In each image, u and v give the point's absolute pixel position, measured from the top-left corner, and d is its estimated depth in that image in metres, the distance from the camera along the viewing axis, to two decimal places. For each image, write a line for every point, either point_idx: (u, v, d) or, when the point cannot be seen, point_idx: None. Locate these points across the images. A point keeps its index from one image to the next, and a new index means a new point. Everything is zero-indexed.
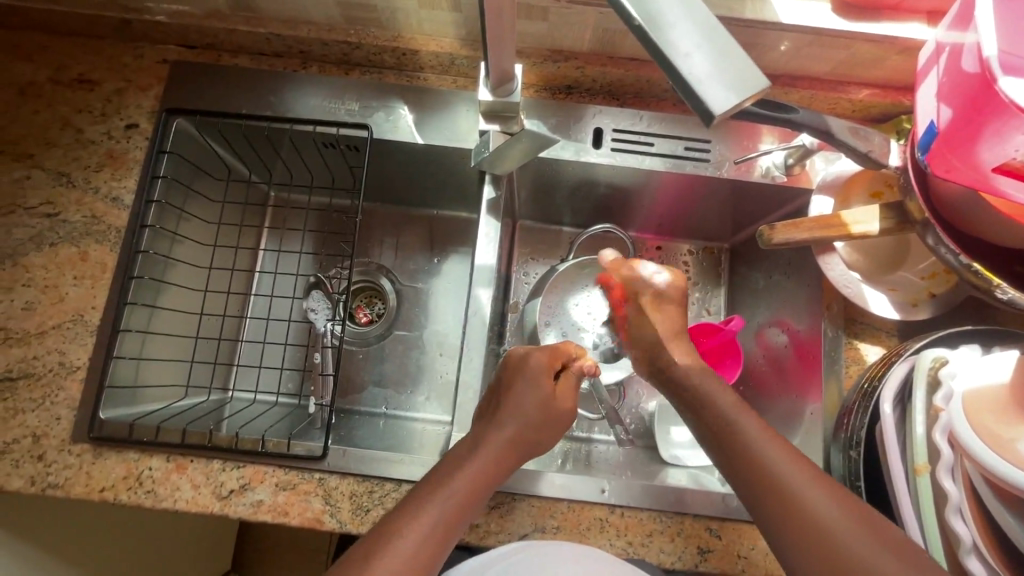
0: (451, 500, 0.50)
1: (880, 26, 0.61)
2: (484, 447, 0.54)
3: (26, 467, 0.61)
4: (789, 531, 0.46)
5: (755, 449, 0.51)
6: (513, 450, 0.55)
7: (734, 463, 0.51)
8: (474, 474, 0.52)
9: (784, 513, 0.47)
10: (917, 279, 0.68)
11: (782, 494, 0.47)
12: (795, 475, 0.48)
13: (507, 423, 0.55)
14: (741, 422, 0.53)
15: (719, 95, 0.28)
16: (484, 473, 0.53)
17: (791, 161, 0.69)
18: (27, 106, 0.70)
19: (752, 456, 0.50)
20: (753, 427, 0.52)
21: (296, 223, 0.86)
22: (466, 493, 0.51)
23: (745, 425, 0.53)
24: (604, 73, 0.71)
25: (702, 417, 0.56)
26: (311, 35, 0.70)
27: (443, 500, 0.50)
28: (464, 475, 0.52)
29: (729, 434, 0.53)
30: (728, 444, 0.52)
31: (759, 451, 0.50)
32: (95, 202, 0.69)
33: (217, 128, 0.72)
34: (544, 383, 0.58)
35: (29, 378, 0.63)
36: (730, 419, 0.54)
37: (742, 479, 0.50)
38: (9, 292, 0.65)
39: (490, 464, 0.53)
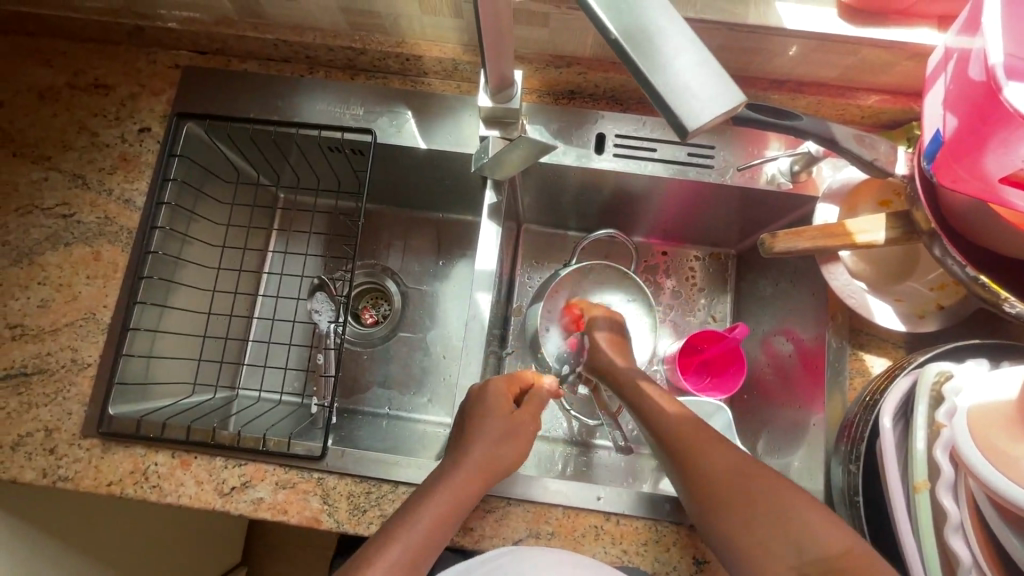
0: (436, 523, 0.53)
1: (888, 31, 0.60)
2: (465, 464, 0.56)
3: (38, 460, 0.63)
4: (746, 542, 0.50)
5: (717, 465, 0.54)
6: (496, 464, 0.57)
7: (695, 483, 0.54)
8: (460, 488, 0.55)
9: (746, 526, 0.50)
10: (925, 290, 0.67)
11: (743, 509, 0.51)
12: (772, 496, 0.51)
13: (483, 434, 0.58)
14: (696, 441, 0.56)
15: (695, 108, 0.28)
16: (462, 490, 0.55)
17: (797, 167, 0.68)
18: (46, 110, 0.73)
19: (714, 474, 0.53)
20: (710, 446, 0.55)
21: (303, 224, 0.88)
22: (444, 506, 0.53)
23: (707, 446, 0.55)
24: (607, 79, 0.70)
25: (664, 440, 0.59)
26: (317, 41, 0.71)
27: (426, 516, 0.52)
28: (447, 487, 0.55)
29: (686, 457, 0.56)
30: (686, 465, 0.55)
31: (721, 467, 0.54)
32: (108, 203, 0.71)
33: (226, 131, 0.73)
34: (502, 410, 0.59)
35: (44, 373, 0.65)
36: (687, 446, 0.56)
37: (702, 495, 0.53)
38: (26, 290, 0.68)
39: (472, 477, 0.55)
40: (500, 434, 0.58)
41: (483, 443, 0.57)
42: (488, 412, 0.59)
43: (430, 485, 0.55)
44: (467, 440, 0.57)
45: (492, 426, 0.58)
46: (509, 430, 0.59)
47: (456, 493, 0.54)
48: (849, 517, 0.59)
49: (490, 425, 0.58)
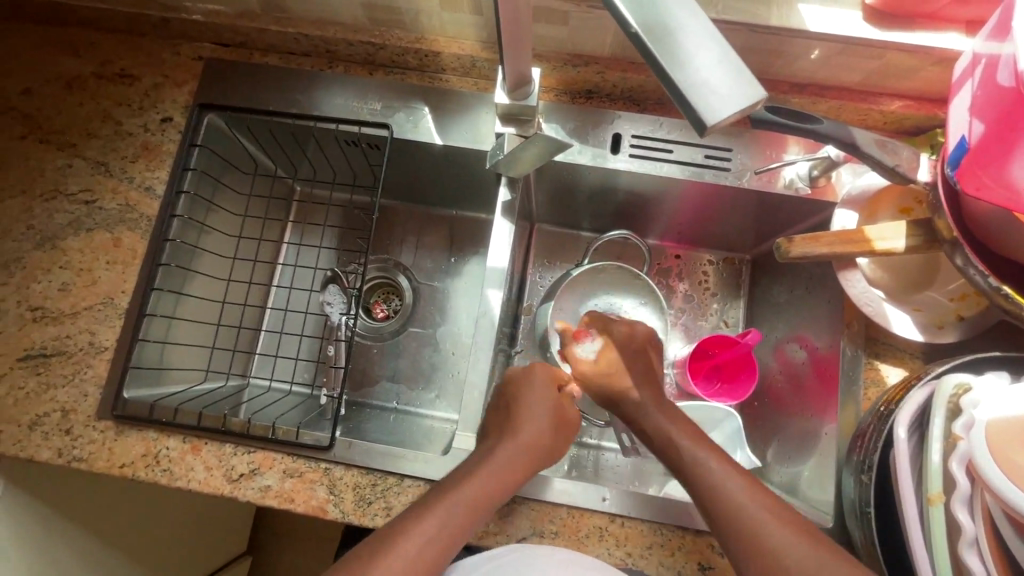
0: (462, 507, 0.51)
1: (914, 35, 0.59)
2: (500, 452, 0.56)
3: (54, 440, 0.64)
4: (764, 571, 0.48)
5: (738, 500, 0.52)
6: (530, 460, 0.57)
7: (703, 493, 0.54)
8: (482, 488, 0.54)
9: (761, 560, 0.48)
10: (945, 300, 0.65)
11: (762, 547, 0.49)
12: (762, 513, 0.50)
13: (525, 433, 0.58)
14: (706, 461, 0.55)
15: (714, 102, 0.27)
16: (492, 484, 0.54)
17: (816, 172, 0.68)
18: (72, 98, 0.75)
19: (730, 507, 0.52)
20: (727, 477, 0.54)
21: (318, 218, 0.89)
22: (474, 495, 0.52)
23: (705, 457, 0.56)
24: (625, 79, 0.70)
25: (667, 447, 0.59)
26: (337, 35, 0.71)
27: (454, 503, 0.51)
28: (481, 476, 0.54)
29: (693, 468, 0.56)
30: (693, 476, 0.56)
31: (733, 495, 0.52)
32: (129, 190, 0.72)
33: (246, 123, 0.74)
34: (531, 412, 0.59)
35: (62, 355, 0.67)
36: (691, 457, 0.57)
37: (712, 507, 0.53)
38: (48, 274, 0.69)
39: (502, 474, 0.55)
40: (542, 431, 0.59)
41: (522, 441, 0.57)
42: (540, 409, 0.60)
43: (460, 473, 0.54)
44: (515, 422, 0.58)
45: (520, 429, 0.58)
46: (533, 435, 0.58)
47: (486, 484, 0.54)
48: (860, 530, 0.58)
49: (535, 423, 0.59)
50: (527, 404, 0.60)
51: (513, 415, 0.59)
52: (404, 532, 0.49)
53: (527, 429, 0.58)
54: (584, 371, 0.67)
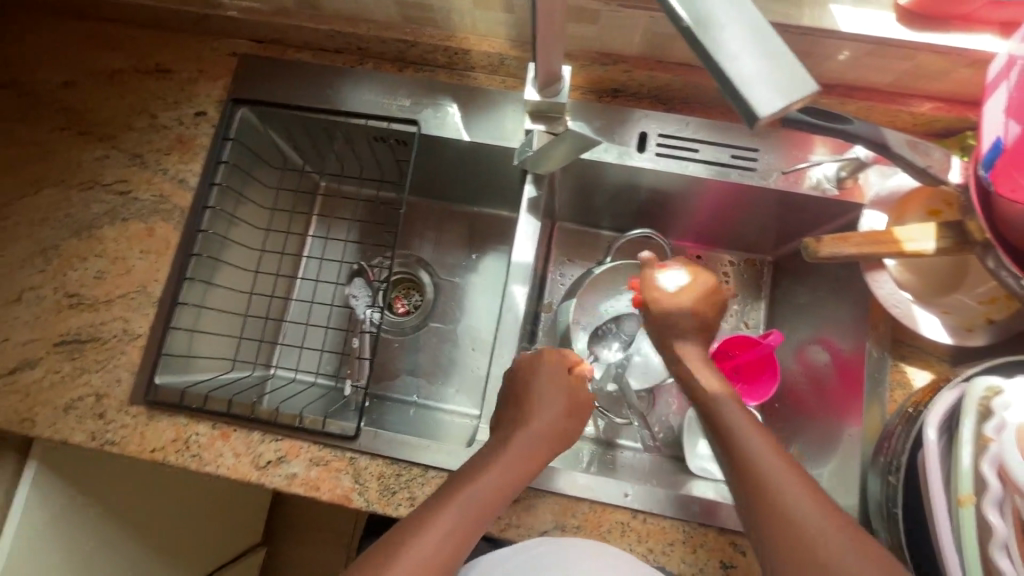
0: (478, 504, 0.52)
1: (946, 37, 0.59)
2: (509, 449, 0.56)
3: (88, 424, 0.66)
4: (780, 538, 0.45)
5: (767, 469, 0.49)
6: (542, 453, 0.57)
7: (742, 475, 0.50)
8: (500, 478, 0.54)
9: (778, 526, 0.46)
10: (974, 303, 0.65)
11: (786, 519, 0.46)
12: (788, 479, 0.48)
13: (531, 431, 0.58)
14: (754, 441, 0.51)
15: (765, 94, 0.28)
16: (508, 478, 0.54)
17: (844, 173, 0.68)
18: (109, 92, 0.76)
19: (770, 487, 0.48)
20: (770, 457, 0.50)
21: (343, 212, 0.90)
22: (491, 491, 0.53)
23: (743, 424, 0.53)
24: (652, 77, 0.70)
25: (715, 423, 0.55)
26: (369, 32, 0.73)
27: (468, 501, 0.51)
28: (496, 469, 0.54)
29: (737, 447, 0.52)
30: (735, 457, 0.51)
31: (761, 460, 0.50)
32: (163, 182, 0.74)
33: (278, 118, 0.76)
34: (545, 400, 0.59)
35: (96, 341, 0.69)
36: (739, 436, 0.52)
37: (740, 474, 0.50)
38: (84, 261, 0.71)
39: (515, 465, 0.55)
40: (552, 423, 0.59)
41: (533, 438, 0.57)
42: (550, 400, 0.60)
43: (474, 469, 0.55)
44: (528, 411, 0.59)
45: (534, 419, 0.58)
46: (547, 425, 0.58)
47: (498, 481, 0.54)
48: (887, 530, 0.58)
49: (544, 417, 0.59)
50: (540, 398, 0.60)
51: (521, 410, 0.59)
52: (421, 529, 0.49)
53: (539, 418, 0.58)
54: (659, 299, 0.64)
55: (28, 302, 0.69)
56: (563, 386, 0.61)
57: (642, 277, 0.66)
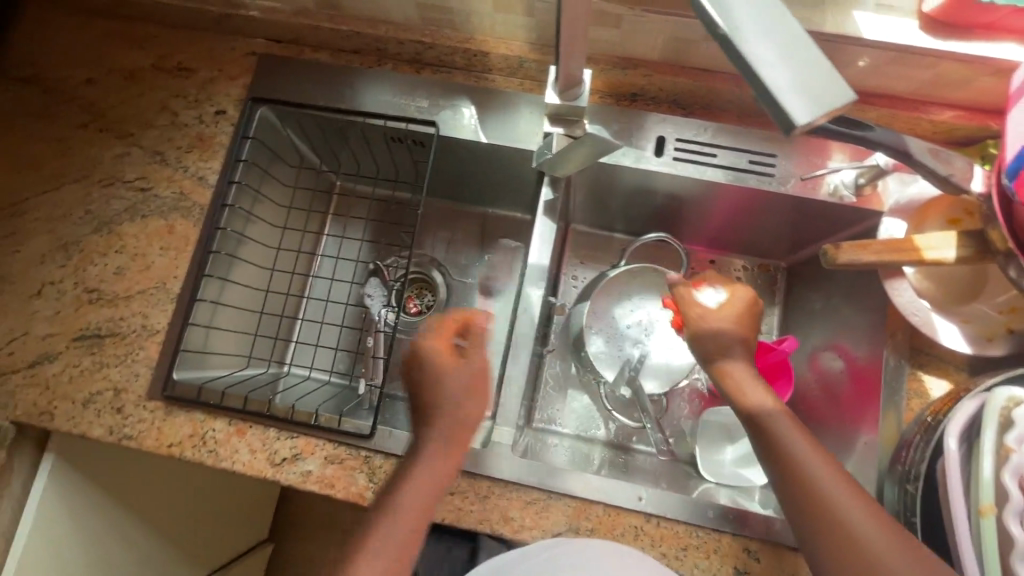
0: (402, 524, 0.53)
1: (970, 45, 0.59)
2: (417, 459, 0.56)
3: (106, 418, 0.66)
4: (830, 542, 0.48)
5: (816, 474, 0.50)
6: (455, 450, 0.57)
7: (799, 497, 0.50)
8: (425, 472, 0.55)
9: (825, 531, 0.48)
10: (994, 313, 0.64)
11: (836, 524, 0.48)
12: (836, 485, 0.50)
13: (434, 434, 0.57)
14: (809, 459, 0.51)
15: (803, 103, 0.28)
16: (425, 486, 0.55)
17: (862, 180, 0.68)
18: (130, 89, 0.77)
19: (833, 513, 0.48)
20: (820, 466, 0.51)
21: (358, 211, 0.90)
22: (411, 506, 0.54)
23: (789, 428, 0.54)
24: (672, 82, 0.71)
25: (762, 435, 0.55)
26: (389, 34, 0.73)
27: (393, 523, 0.53)
28: (410, 483, 0.55)
29: (793, 466, 0.51)
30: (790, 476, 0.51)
31: (808, 466, 0.51)
32: (183, 179, 0.74)
33: (296, 117, 0.77)
34: (444, 386, 0.59)
35: (115, 337, 0.69)
36: (791, 453, 0.52)
37: (786, 478, 0.52)
38: (104, 257, 0.72)
39: (438, 462, 0.56)
40: (457, 419, 0.58)
41: (435, 441, 0.57)
42: (447, 385, 0.59)
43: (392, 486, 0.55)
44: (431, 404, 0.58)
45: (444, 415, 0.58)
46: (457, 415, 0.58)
47: (418, 493, 0.54)
48: None
49: (444, 413, 0.58)
50: (438, 386, 0.59)
51: (422, 410, 0.59)
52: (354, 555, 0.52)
53: (445, 411, 0.58)
54: (701, 315, 0.64)
55: (49, 296, 0.70)
56: (456, 367, 0.60)
57: (679, 296, 0.66)
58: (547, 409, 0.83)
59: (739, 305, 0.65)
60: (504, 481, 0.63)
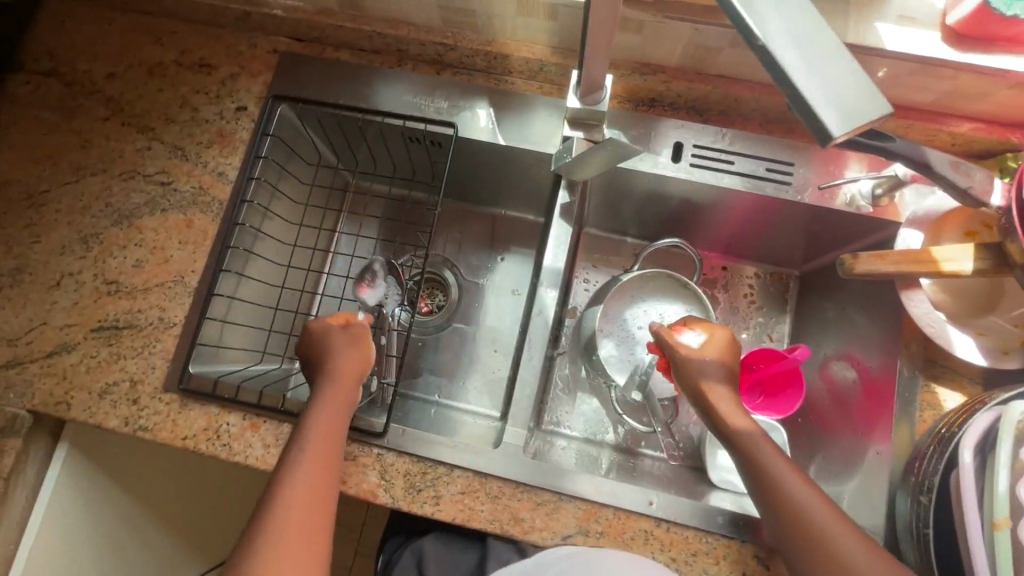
0: (304, 494, 0.52)
1: (992, 58, 0.59)
2: (309, 435, 0.57)
3: (121, 409, 0.67)
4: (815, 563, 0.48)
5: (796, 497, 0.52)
6: (340, 420, 0.59)
7: (798, 539, 0.50)
8: (324, 431, 0.58)
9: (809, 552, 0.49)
10: (1009, 326, 0.64)
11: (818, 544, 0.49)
12: (817, 507, 0.51)
13: (329, 402, 0.60)
14: (807, 500, 0.51)
15: (840, 115, 0.29)
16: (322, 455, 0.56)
17: (880, 191, 0.68)
18: (152, 84, 0.78)
19: (841, 560, 0.48)
20: (800, 488, 0.52)
21: (373, 211, 0.91)
22: (314, 477, 0.54)
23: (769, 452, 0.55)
24: (691, 88, 0.71)
25: (759, 475, 0.54)
26: (411, 34, 0.74)
27: (289, 496, 0.52)
28: (299, 452, 0.55)
29: (793, 509, 0.51)
30: (795, 522, 0.50)
31: (789, 489, 0.52)
32: (203, 174, 0.75)
33: (316, 115, 0.77)
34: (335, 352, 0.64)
35: (132, 328, 0.70)
36: (794, 497, 0.52)
37: (769, 502, 0.53)
38: (123, 250, 0.72)
39: (329, 414, 0.59)
40: (340, 388, 0.61)
41: (325, 414, 0.59)
42: (337, 353, 0.64)
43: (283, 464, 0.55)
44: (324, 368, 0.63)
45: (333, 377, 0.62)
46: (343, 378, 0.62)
47: (316, 465, 0.55)
48: (915, 551, 0.57)
49: (334, 384, 0.61)
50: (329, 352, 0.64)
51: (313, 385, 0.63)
52: (257, 537, 0.50)
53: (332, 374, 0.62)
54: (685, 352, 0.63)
55: (68, 287, 0.71)
56: (341, 334, 0.66)
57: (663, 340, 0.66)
58: (556, 410, 0.83)
59: (722, 339, 0.64)
60: (514, 482, 0.64)
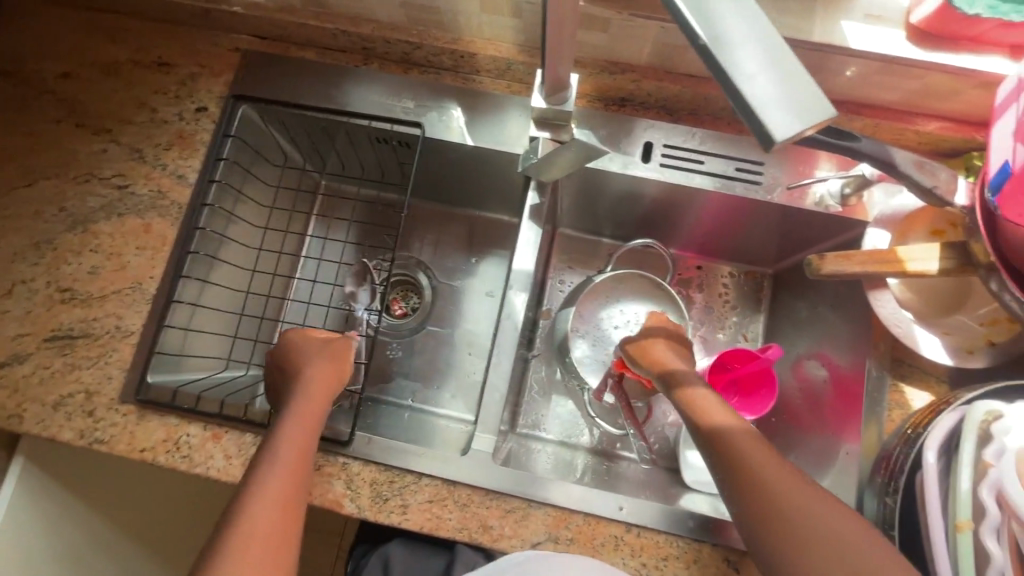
0: (275, 506, 0.51)
1: (956, 57, 0.59)
2: (280, 438, 0.56)
3: (77, 421, 0.65)
4: (789, 548, 0.46)
5: (771, 479, 0.49)
6: (311, 430, 0.58)
7: (772, 524, 0.47)
8: (297, 435, 0.56)
9: (783, 535, 0.46)
10: (975, 325, 0.65)
11: (791, 528, 0.46)
12: (791, 489, 0.48)
13: (299, 404, 0.59)
14: (781, 483, 0.48)
15: (784, 119, 0.28)
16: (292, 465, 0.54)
17: (848, 190, 0.67)
18: (109, 84, 0.75)
19: (818, 546, 0.45)
20: (774, 471, 0.49)
21: (343, 212, 0.89)
22: (285, 487, 0.52)
23: (740, 435, 0.53)
24: (660, 88, 0.71)
25: (732, 469, 0.51)
26: (376, 33, 0.72)
27: (260, 502, 0.51)
28: (270, 462, 0.54)
29: (767, 494, 0.48)
30: (771, 518, 0.47)
31: (763, 473, 0.49)
32: (162, 177, 0.73)
33: (280, 116, 0.75)
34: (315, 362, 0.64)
35: (88, 337, 0.67)
36: (772, 492, 0.48)
37: (740, 483, 0.50)
38: (78, 256, 0.70)
39: (303, 419, 0.58)
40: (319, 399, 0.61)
41: (296, 424, 0.57)
42: (316, 363, 0.64)
43: (252, 475, 0.53)
44: (300, 376, 0.63)
45: (309, 385, 0.62)
46: (321, 386, 0.62)
47: (287, 476, 0.53)
48: None
49: (309, 393, 0.61)
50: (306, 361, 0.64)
51: (287, 395, 0.62)
52: (223, 546, 0.48)
53: (309, 382, 0.62)
54: (650, 358, 0.66)
55: (20, 296, 0.68)
56: (319, 345, 0.66)
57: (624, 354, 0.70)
58: (532, 413, 0.82)
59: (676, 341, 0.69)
60: (483, 490, 0.63)
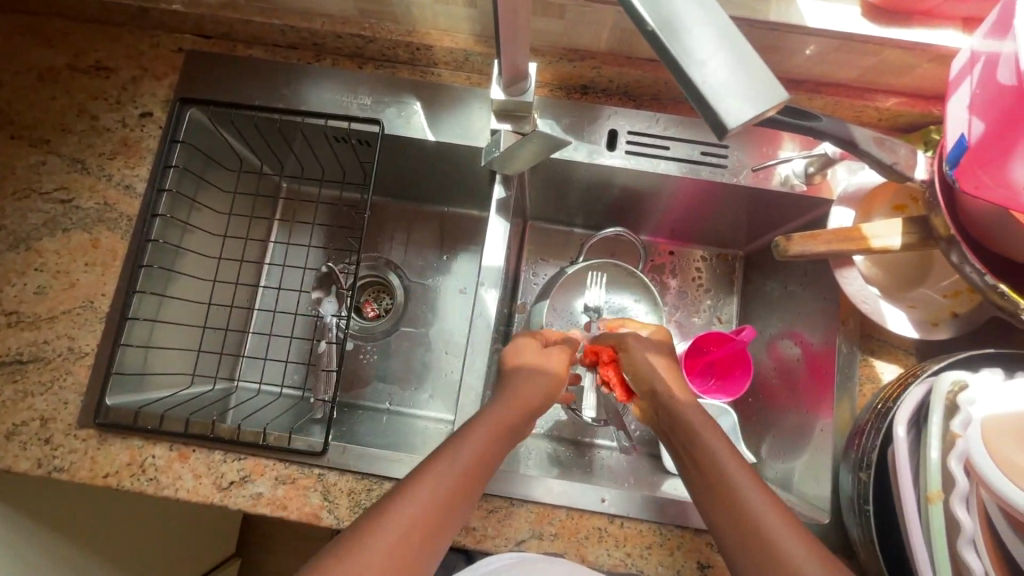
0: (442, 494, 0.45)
1: (909, 32, 0.59)
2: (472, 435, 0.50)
3: (32, 450, 0.61)
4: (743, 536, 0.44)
5: (726, 469, 0.47)
6: (492, 449, 0.50)
7: (724, 509, 0.46)
8: (489, 434, 0.50)
9: (735, 518, 0.45)
10: (938, 296, 0.66)
11: (744, 519, 0.44)
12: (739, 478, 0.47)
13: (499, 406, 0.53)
14: (734, 473, 0.47)
15: (734, 106, 0.27)
16: (441, 500, 0.44)
17: (812, 169, 0.67)
18: (43, 91, 0.71)
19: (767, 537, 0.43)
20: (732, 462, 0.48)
21: (306, 215, 0.87)
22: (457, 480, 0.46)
23: (703, 424, 0.52)
24: (621, 74, 0.69)
25: (696, 455, 0.50)
26: (326, 27, 0.69)
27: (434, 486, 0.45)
28: (440, 472, 0.46)
29: (723, 483, 0.47)
30: (726, 502, 0.46)
31: (721, 459, 0.48)
32: (107, 189, 0.69)
33: (230, 119, 0.72)
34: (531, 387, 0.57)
35: (39, 362, 0.64)
36: (730, 479, 0.47)
37: (697, 470, 0.49)
38: (22, 276, 0.66)
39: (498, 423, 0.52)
40: (499, 434, 0.52)
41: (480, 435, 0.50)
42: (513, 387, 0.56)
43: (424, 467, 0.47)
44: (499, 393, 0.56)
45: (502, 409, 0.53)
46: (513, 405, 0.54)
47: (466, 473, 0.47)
48: (858, 526, 0.58)
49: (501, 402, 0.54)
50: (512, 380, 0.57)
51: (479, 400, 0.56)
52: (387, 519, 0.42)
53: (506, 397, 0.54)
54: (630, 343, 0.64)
55: None
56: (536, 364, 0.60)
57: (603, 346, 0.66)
58: None
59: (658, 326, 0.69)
60: None
